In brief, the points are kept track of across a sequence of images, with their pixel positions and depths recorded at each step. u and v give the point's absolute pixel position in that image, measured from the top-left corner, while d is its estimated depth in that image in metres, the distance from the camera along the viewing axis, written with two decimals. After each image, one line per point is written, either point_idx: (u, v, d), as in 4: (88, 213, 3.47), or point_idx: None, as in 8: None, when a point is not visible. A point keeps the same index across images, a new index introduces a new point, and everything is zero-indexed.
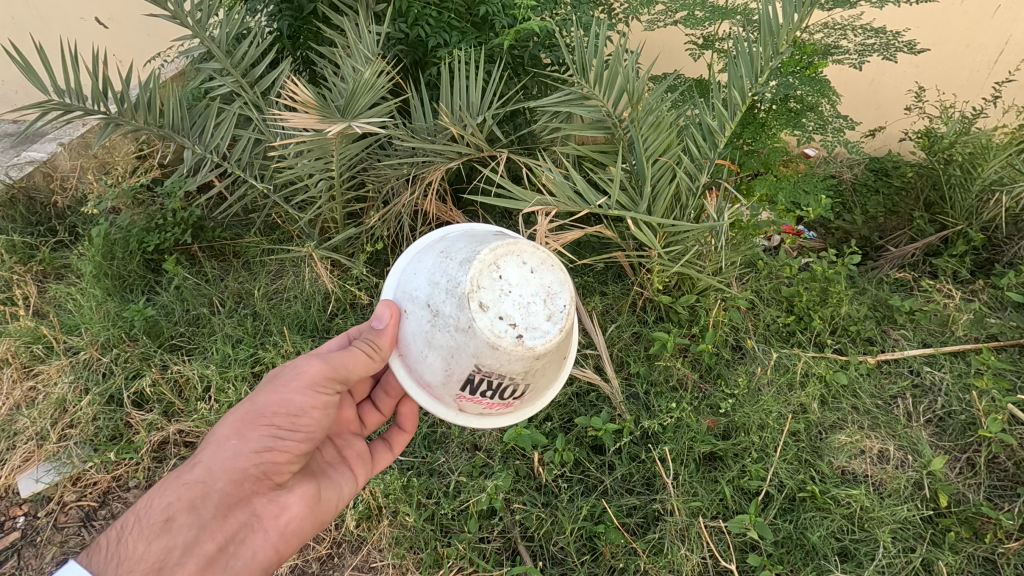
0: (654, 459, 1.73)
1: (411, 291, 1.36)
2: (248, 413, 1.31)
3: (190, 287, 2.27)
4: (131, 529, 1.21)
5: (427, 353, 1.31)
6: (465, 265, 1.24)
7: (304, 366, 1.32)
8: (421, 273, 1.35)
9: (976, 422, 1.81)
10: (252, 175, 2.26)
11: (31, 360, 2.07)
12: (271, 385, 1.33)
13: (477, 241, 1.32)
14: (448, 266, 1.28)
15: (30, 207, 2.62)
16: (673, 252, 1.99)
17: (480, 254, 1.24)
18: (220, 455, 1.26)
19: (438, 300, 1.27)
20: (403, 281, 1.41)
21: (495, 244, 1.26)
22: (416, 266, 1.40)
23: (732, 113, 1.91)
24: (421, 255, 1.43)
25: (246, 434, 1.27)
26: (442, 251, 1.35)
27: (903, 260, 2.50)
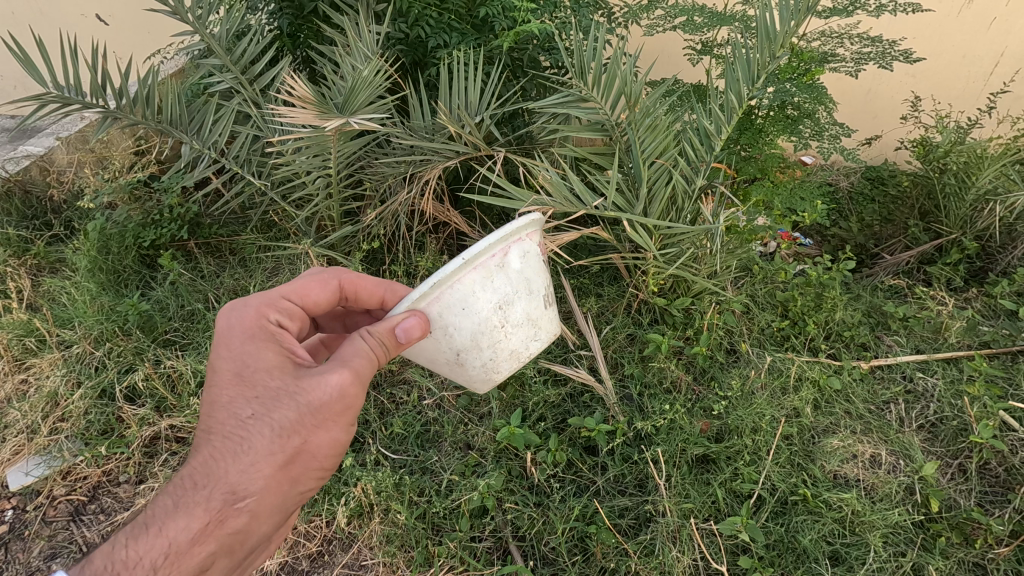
0: (647, 461, 1.74)
1: (448, 323, 1.35)
2: (294, 456, 1.22)
3: (186, 283, 2.27)
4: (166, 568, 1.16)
5: (420, 357, 1.48)
6: (511, 355, 1.45)
7: (351, 403, 1.24)
8: (469, 319, 1.34)
9: (968, 428, 1.81)
10: (249, 171, 2.26)
11: (24, 353, 2.06)
12: (315, 422, 1.21)
13: (531, 317, 1.43)
14: (499, 338, 1.40)
15: (26, 201, 2.62)
16: (668, 254, 2.00)
17: (526, 351, 1.47)
18: (269, 500, 1.23)
19: (469, 357, 1.43)
20: (447, 295, 1.30)
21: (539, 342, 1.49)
22: (467, 296, 1.31)
23: (729, 117, 1.92)
24: (479, 280, 1.31)
25: (294, 477, 1.25)
26: (501, 303, 1.36)
27: (898, 268, 2.51)
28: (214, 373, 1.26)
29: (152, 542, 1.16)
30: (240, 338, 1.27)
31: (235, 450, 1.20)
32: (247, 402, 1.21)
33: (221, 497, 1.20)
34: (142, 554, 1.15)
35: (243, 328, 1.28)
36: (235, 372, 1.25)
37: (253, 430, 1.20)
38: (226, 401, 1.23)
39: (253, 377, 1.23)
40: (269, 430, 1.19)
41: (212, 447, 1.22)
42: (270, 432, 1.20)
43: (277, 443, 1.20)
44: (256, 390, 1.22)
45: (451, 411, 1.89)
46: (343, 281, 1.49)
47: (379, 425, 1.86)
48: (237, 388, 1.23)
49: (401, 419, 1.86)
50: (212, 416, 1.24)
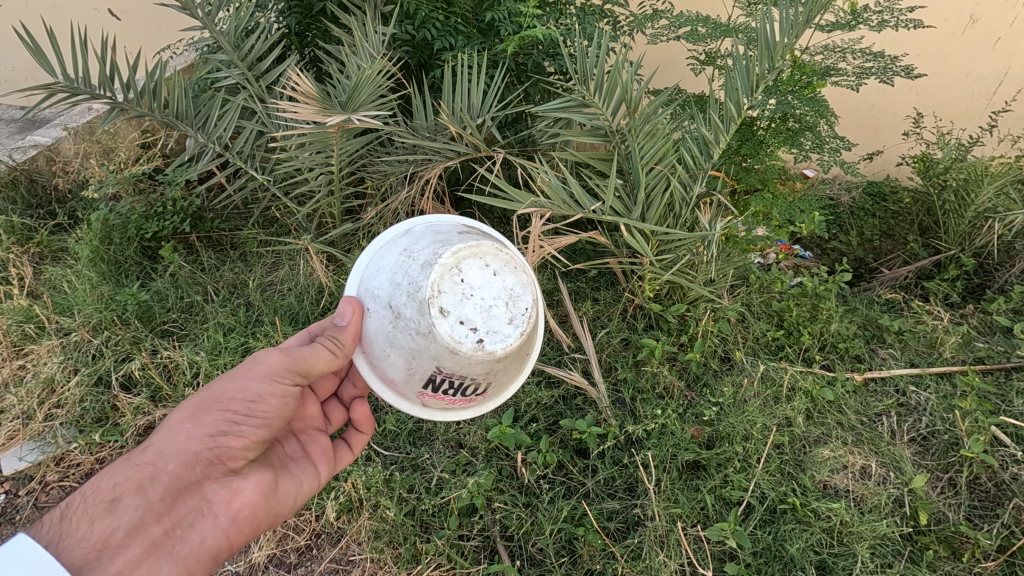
0: (636, 464, 1.74)
1: (372, 290, 1.38)
2: (200, 400, 1.30)
3: (185, 275, 2.28)
4: (73, 511, 1.17)
5: (388, 350, 1.35)
6: (422, 270, 1.27)
7: (263, 357, 1.33)
8: (382, 273, 1.37)
9: (959, 442, 1.82)
10: (252, 166, 2.28)
11: (22, 339, 2.08)
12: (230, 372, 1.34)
13: (438, 238, 1.35)
14: (409, 267, 1.31)
15: (31, 190, 2.64)
16: (664, 260, 2.01)
17: (437, 258, 1.26)
18: (168, 439, 1.26)
19: (398, 302, 1.30)
20: (365, 277, 1.43)
21: (457, 246, 1.28)
22: (376, 265, 1.42)
23: (727, 126, 1.93)
24: (385, 247, 1.45)
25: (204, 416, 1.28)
26: (408, 246, 1.37)
27: (896, 282, 2.52)
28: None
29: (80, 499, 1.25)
30: None
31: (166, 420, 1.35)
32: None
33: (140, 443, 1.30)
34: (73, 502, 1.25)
35: None
36: None
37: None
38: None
39: None
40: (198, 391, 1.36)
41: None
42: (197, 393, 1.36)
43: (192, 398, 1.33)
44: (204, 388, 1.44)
45: None
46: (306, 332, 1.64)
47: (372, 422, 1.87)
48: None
49: (394, 416, 1.88)
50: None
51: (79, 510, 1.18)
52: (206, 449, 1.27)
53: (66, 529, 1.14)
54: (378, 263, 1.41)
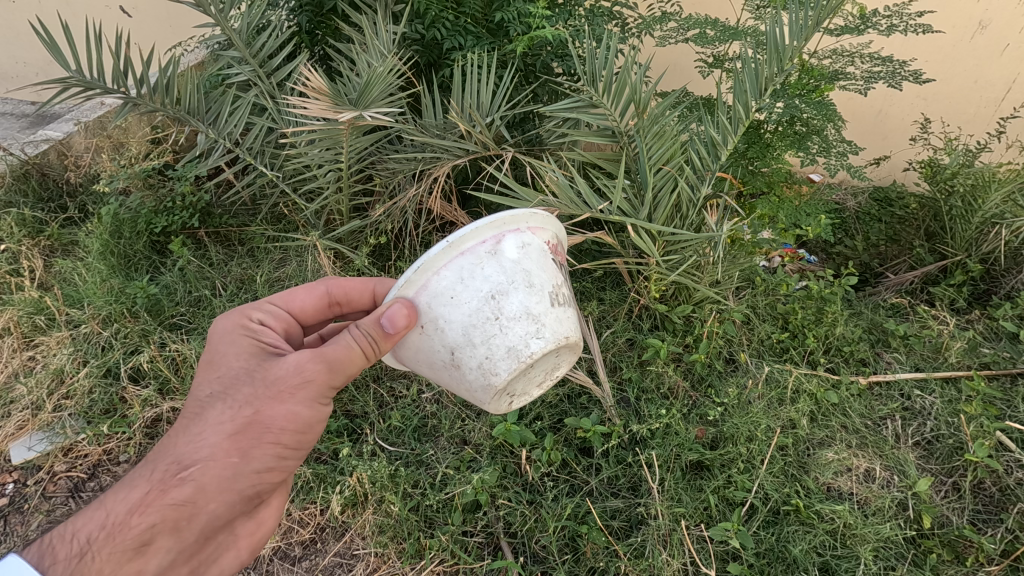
0: (640, 463, 1.75)
1: (437, 317, 1.27)
2: (244, 428, 1.21)
3: (194, 269, 2.30)
4: (101, 550, 1.13)
5: (425, 364, 1.38)
6: (508, 353, 1.27)
7: (311, 377, 1.22)
8: (458, 309, 1.26)
9: (963, 447, 1.82)
10: (262, 163, 2.30)
11: (32, 331, 2.10)
12: (268, 393, 1.23)
13: (533, 310, 1.29)
14: (492, 334, 1.26)
15: (42, 183, 2.67)
16: (670, 261, 2.01)
17: (528, 353, 1.28)
18: (212, 474, 1.20)
19: (466, 356, 1.29)
20: (432, 285, 1.26)
21: (548, 344, 1.30)
22: (453, 285, 1.25)
23: (735, 127, 1.94)
24: (467, 267, 1.26)
25: (247, 454, 1.22)
26: (494, 292, 1.26)
27: (902, 287, 2.52)
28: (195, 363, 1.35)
29: (92, 516, 1.19)
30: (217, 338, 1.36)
31: (188, 424, 1.25)
32: (211, 382, 1.28)
33: (162, 467, 1.20)
34: (85, 522, 1.18)
35: (224, 325, 1.36)
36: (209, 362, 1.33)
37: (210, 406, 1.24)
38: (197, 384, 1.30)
39: (221, 362, 1.30)
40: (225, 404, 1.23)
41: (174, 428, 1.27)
42: (225, 406, 1.24)
43: (228, 416, 1.22)
44: (219, 370, 1.29)
45: (449, 407, 1.92)
46: (332, 288, 1.51)
47: (378, 417, 1.89)
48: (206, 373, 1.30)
49: (400, 412, 1.89)
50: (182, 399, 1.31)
51: (108, 549, 1.14)
52: (247, 483, 1.24)
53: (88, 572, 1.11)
54: (456, 291, 1.25)
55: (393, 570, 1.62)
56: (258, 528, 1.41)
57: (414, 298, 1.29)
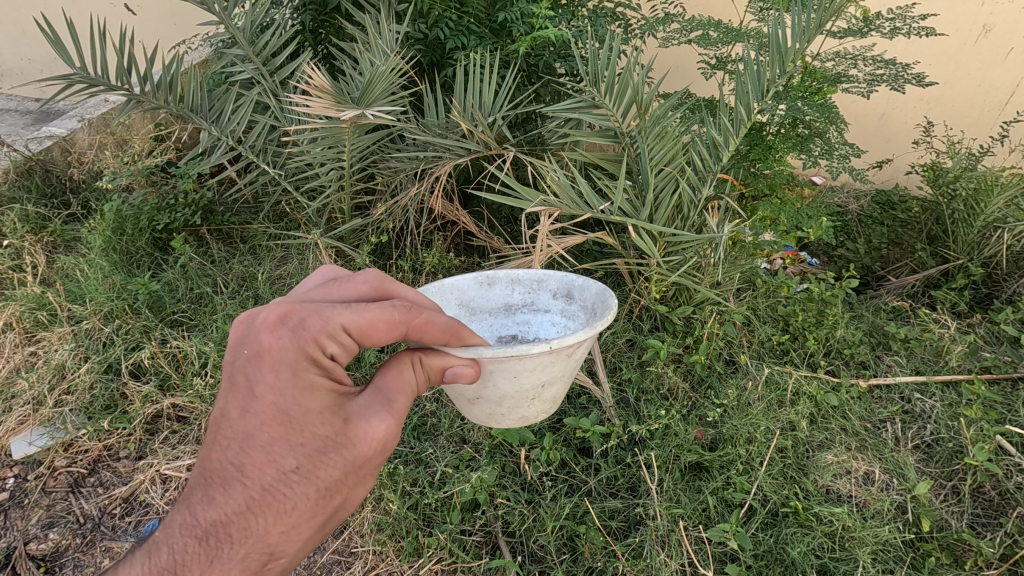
0: (639, 463, 1.75)
1: (486, 379, 1.32)
2: (331, 511, 1.09)
3: (196, 267, 2.31)
4: None
5: None
6: (519, 419, 1.48)
7: (394, 449, 1.14)
8: (512, 384, 1.34)
9: (963, 450, 1.81)
10: (265, 161, 2.30)
11: (34, 326, 2.11)
12: (361, 473, 1.09)
13: (557, 396, 1.49)
14: (522, 406, 1.43)
15: (45, 179, 2.68)
16: (671, 262, 2.01)
17: (533, 423, 1.52)
18: (294, 555, 1.09)
19: (486, 406, 1.42)
20: (510, 363, 1.26)
21: (547, 417, 1.56)
22: (523, 369, 1.30)
23: (737, 129, 1.94)
24: (545, 361, 1.31)
25: (323, 532, 1.13)
26: (546, 382, 1.38)
27: (903, 290, 2.52)
28: (254, 405, 1.00)
29: None
30: (286, 373, 1.01)
31: (271, 509, 1.02)
32: (291, 450, 1.01)
33: (247, 561, 1.02)
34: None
35: (289, 357, 1.01)
36: (275, 412, 1.01)
37: (297, 486, 1.02)
38: (268, 443, 1.01)
39: (302, 424, 1.02)
40: (315, 491, 1.04)
41: (244, 499, 1.01)
42: (313, 488, 1.04)
43: (319, 502, 1.06)
44: (300, 437, 1.01)
45: (449, 406, 1.92)
46: (412, 331, 1.12)
47: None
48: (277, 432, 1.01)
49: None
50: (242, 458, 1.01)
51: None
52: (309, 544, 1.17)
53: None
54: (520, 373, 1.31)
55: (392, 568, 1.62)
56: None
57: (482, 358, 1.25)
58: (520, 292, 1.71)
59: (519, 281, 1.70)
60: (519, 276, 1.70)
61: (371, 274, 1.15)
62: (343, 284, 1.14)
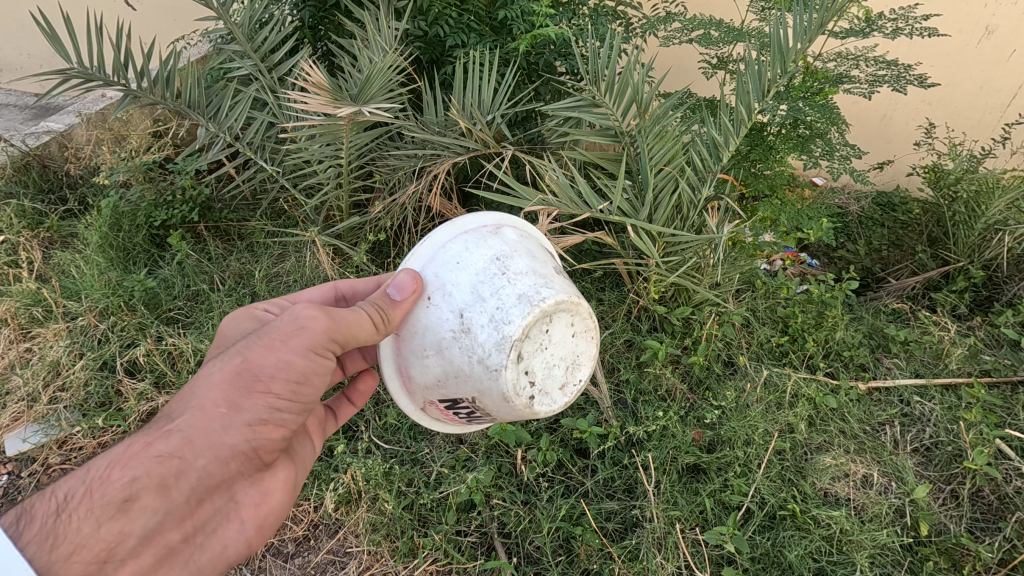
0: (636, 465, 1.74)
1: (443, 285, 1.21)
2: (236, 375, 1.17)
3: (192, 264, 2.29)
4: (79, 507, 1.07)
5: (429, 354, 1.24)
6: (520, 301, 1.15)
7: (305, 323, 1.18)
8: (463, 271, 1.21)
9: (962, 454, 1.80)
10: (262, 158, 2.29)
11: (30, 323, 2.10)
12: (264, 341, 1.18)
13: (539, 270, 1.22)
14: (501, 288, 1.17)
15: (43, 175, 2.67)
16: (670, 262, 2.00)
17: (539, 298, 1.15)
18: (202, 425, 1.15)
19: (474, 315, 1.16)
20: (435, 255, 1.27)
21: (561, 294, 1.18)
22: (459, 252, 1.24)
23: (737, 129, 1.92)
24: (472, 239, 1.26)
25: (235, 404, 1.16)
26: (501, 254, 1.22)
27: (903, 292, 2.50)
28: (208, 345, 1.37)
29: (78, 474, 1.12)
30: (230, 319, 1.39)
31: (186, 385, 1.21)
32: (214, 352, 1.28)
33: (152, 422, 1.17)
34: (67, 481, 1.12)
35: (235, 311, 1.40)
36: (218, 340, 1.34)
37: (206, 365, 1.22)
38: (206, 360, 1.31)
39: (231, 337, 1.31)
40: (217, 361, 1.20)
41: (173, 396, 1.24)
42: (219, 360, 1.20)
43: (221, 367, 1.18)
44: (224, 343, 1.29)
45: None
46: (340, 282, 1.53)
47: (373, 414, 1.88)
48: (217, 350, 1.32)
49: (395, 410, 1.89)
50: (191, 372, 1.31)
51: (89, 504, 1.08)
52: (238, 440, 1.18)
53: (65, 529, 1.05)
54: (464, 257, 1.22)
55: (386, 568, 1.61)
56: (263, 501, 1.35)
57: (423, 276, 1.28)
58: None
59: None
60: None
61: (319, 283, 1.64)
62: None
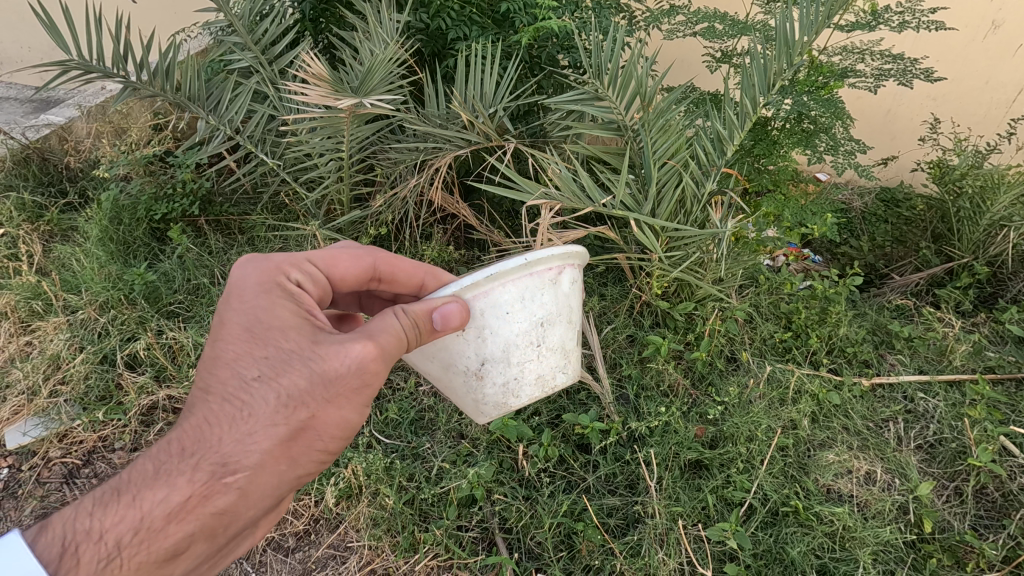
0: (638, 460, 1.73)
1: (484, 328, 1.28)
2: (300, 432, 1.06)
3: (193, 257, 2.28)
4: (120, 563, 0.97)
5: (434, 362, 1.38)
6: (536, 380, 1.39)
7: (375, 375, 1.09)
8: (509, 327, 1.29)
9: (966, 451, 1.79)
10: (263, 151, 2.27)
11: (29, 316, 2.09)
12: (332, 393, 1.06)
13: (564, 344, 1.41)
14: (529, 358, 1.35)
15: (43, 168, 2.66)
16: (673, 257, 1.99)
17: (552, 382, 1.41)
18: (260, 480, 1.06)
19: (494, 372, 1.34)
20: (495, 292, 1.26)
21: (566, 375, 1.44)
22: (513, 302, 1.28)
23: (742, 123, 1.90)
24: (530, 287, 1.29)
25: (296, 460, 1.08)
26: (545, 320, 1.33)
27: (907, 288, 2.48)
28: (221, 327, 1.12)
29: (120, 514, 0.99)
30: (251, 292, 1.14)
31: (233, 415, 1.05)
32: (255, 362, 1.07)
33: (202, 467, 1.02)
34: (110, 522, 0.98)
35: (260, 281, 1.15)
36: (244, 327, 1.10)
37: (257, 393, 1.05)
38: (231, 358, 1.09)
39: (266, 335, 1.09)
40: (275, 398, 1.05)
41: (205, 411, 1.06)
42: (274, 397, 1.05)
43: (281, 414, 1.05)
44: (263, 348, 1.08)
45: (447, 400, 1.91)
46: (380, 263, 1.34)
47: (374, 409, 1.88)
48: (246, 346, 1.09)
49: (396, 404, 1.88)
50: (211, 373, 1.09)
51: (135, 559, 0.98)
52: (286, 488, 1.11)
53: None
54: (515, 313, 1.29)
55: (387, 563, 1.60)
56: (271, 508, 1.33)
57: (468, 297, 1.25)
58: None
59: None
60: None
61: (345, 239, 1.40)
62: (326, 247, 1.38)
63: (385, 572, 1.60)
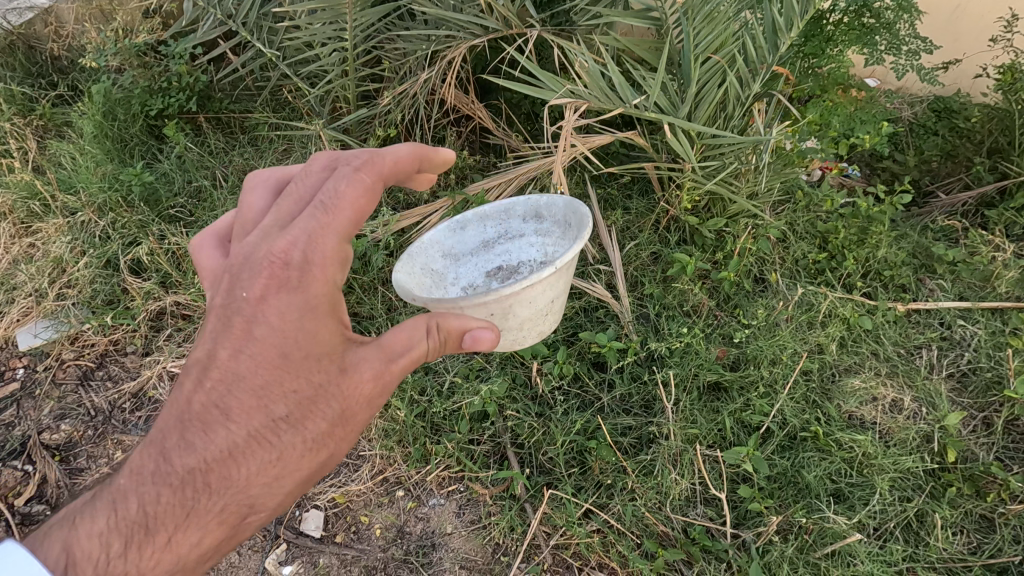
0: (657, 381, 1.67)
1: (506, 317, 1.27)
2: (320, 461, 1.10)
3: (193, 157, 2.15)
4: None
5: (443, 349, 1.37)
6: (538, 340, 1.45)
7: (387, 391, 1.12)
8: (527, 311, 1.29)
9: (1001, 382, 1.71)
10: (259, 39, 2.06)
11: (29, 217, 2.02)
12: (351, 427, 1.09)
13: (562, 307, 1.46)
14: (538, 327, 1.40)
15: (29, 56, 2.48)
16: (707, 168, 1.82)
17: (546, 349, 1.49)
18: (279, 503, 1.09)
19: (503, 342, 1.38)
20: (523, 295, 1.22)
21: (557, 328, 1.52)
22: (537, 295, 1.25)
23: (803, 9, 1.60)
24: (553, 280, 1.26)
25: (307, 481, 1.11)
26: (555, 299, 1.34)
27: (954, 208, 2.30)
28: (250, 345, 1.02)
29: (157, 550, 0.98)
30: (286, 310, 1.03)
31: (262, 457, 1.03)
32: (284, 402, 1.03)
33: (234, 507, 1.03)
34: (145, 558, 0.97)
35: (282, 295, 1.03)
36: (273, 360, 1.02)
37: (284, 435, 1.03)
38: (257, 388, 1.02)
39: (299, 370, 1.03)
40: (304, 440, 1.05)
41: (232, 445, 1.02)
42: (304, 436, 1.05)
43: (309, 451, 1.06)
44: (294, 386, 1.03)
45: None
46: (377, 175, 1.12)
47: (385, 321, 1.84)
48: (271, 379, 1.02)
49: (408, 318, 1.83)
50: (236, 399, 1.02)
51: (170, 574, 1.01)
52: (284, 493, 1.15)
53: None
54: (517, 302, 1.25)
55: (399, 472, 1.61)
56: None
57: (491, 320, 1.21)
58: (493, 226, 1.62)
59: (487, 216, 1.61)
60: (485, 210, 1.60)
61: (370, 169, 1.10)
62: (312, 176, 1.13)
63: (397, 480, 1.61)
